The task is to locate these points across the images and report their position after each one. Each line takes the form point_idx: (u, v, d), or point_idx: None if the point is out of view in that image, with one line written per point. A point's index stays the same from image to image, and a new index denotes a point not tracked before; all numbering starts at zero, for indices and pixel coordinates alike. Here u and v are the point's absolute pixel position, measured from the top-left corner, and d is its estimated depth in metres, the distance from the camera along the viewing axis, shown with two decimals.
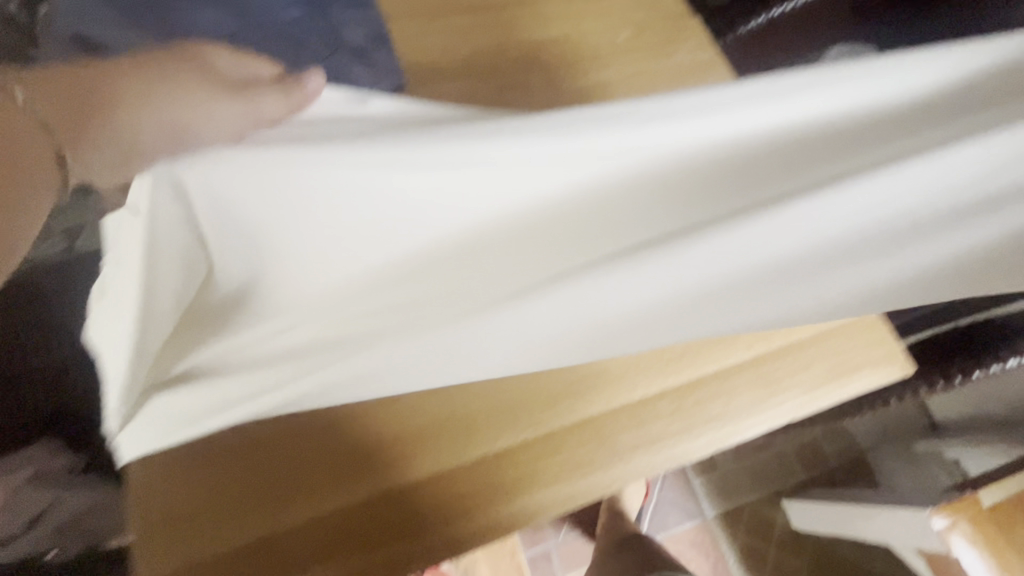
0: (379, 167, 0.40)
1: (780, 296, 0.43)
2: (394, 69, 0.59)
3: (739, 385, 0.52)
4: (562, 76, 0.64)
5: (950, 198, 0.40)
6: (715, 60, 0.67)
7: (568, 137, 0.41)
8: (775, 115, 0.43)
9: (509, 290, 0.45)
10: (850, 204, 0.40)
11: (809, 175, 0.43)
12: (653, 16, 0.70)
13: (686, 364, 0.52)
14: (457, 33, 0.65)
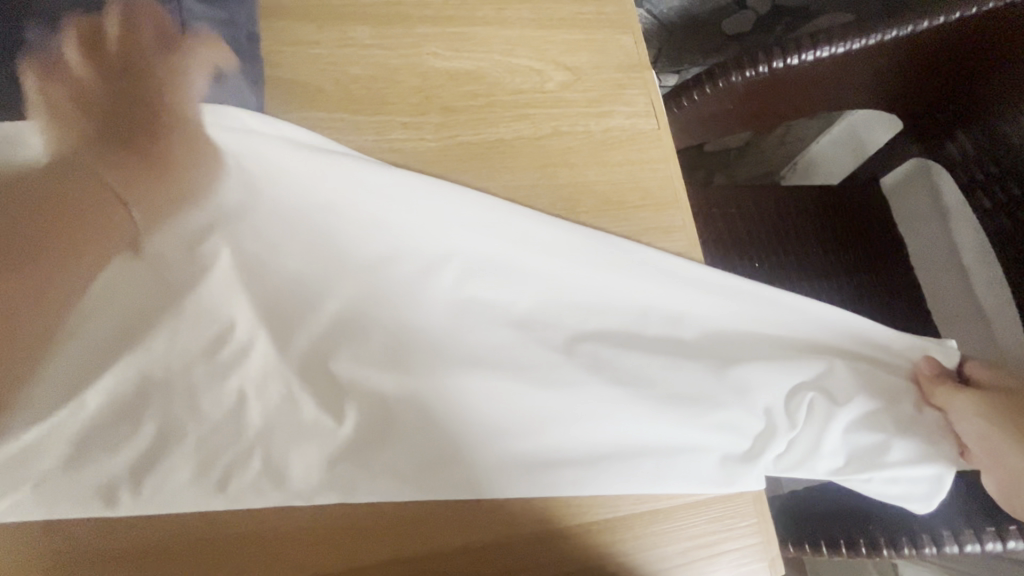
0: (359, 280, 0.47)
1: (591, 441, 0.45)
2: (241, 87, 0.48)
3: (574, 547, 0.45)
4: (465, 122, 0.52)
5: (774, 379, 0.47)
6: (659, 136, 0.55)
7: (498, 253, 0.48)
8: (769, 310, 0.50)
9: (454, 341, 0.46)
10: (732, 304, 0.49)
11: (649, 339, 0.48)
12: (606, 62, 0.57)
13: (522, 515, 0.45)
14: (353, 47, 0.53)
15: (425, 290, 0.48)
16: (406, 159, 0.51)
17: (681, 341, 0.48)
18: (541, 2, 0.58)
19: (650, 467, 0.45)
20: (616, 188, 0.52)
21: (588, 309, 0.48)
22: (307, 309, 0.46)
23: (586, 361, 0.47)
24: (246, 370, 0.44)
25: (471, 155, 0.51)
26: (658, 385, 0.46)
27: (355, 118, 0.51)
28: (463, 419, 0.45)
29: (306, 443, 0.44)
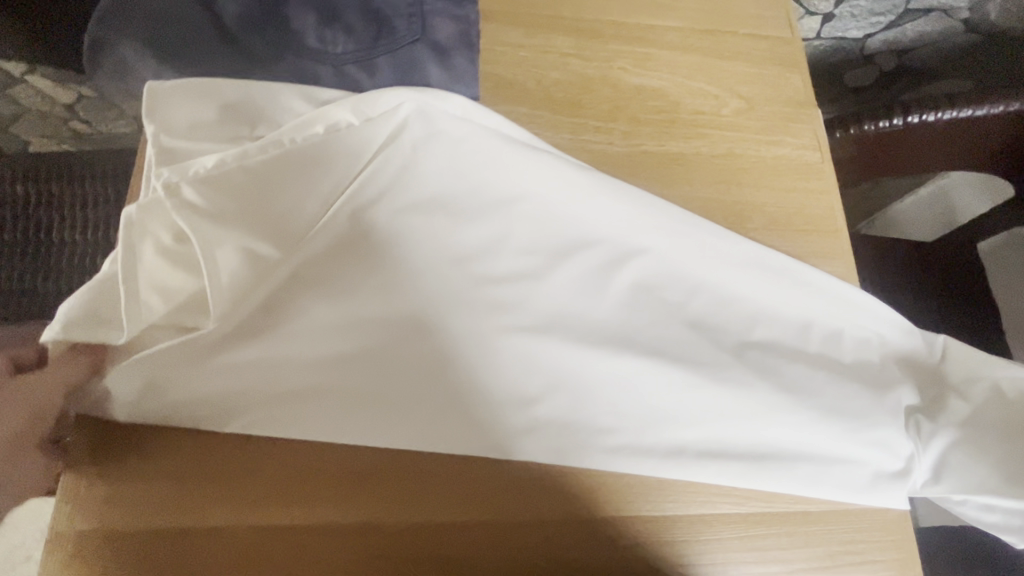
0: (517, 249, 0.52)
1: (718, 425, 0.48)
2: (472, 77, 0.54)
3: (726, 532, 0.47)
4: (649, 133, 0.57)
5: (893, 391, 0.50)
6: (822, 168, 0.59)
7: (644, 242, 0.53)
8: (896, 329, 0.52)
9: (596, 317, 0.51)
10: (859, 319, 0.52)
11: (776, 340, 0.51)
12: (776, 97, 0.61)
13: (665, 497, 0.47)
14: (554, 54, 0.59)
15: (575, 267, 0.52)
16: (595, 159, 0.56)
17: (839, 359, 0.51)
18: (720, 34, 0.63)
19: (808, 472, 0.48)
20: (779, 209, 0.56)
21: (721, 303, 0.52)
22: (469, 269, 0.51)
23: (751, 366, 0.50)
24: (412, 311, 0.49)
25: (650, 162, 0.56)
26: (817, 395, 0.49)
27: (552, 116, 0.57)
28: (599, 388, 0.49)
29: (458, 387, 0.48)
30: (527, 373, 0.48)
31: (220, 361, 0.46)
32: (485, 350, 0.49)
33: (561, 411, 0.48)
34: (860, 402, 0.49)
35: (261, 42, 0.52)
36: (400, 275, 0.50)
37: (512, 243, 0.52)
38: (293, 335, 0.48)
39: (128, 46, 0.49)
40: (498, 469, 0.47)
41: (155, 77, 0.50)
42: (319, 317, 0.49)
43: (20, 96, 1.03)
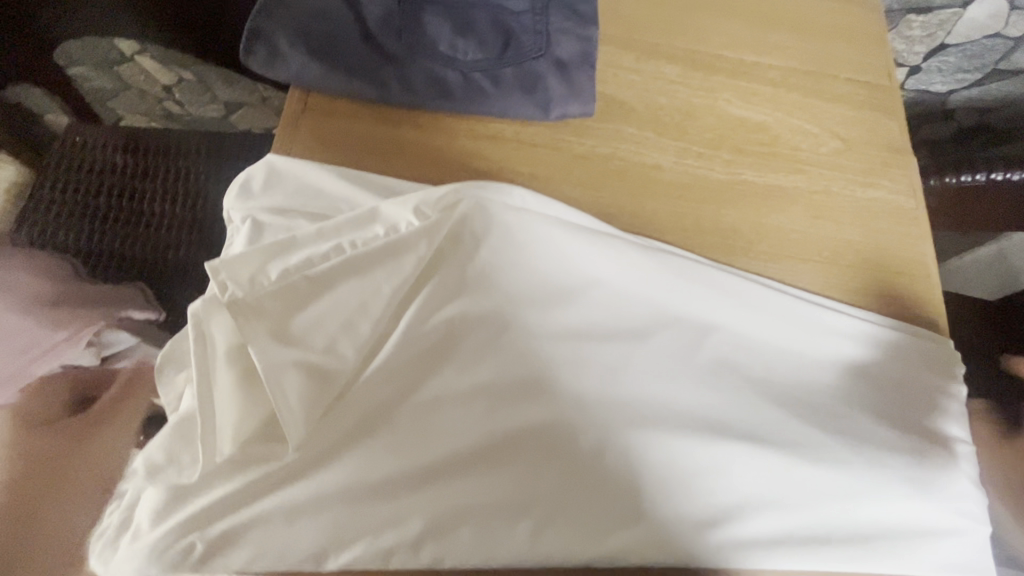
0: (609, 250, 0.52)
1: (800, 441, 0.48)
2: (590, 95, 0.57)
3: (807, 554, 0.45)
4: (749, 163, 0.59)
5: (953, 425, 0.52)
6: (916, 215, 0.60)
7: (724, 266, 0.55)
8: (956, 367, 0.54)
9: (682, 323, 0.51)
10: (923, 353, 0.54)
11: (851, 367, 0.52)
12: (874, 140, 0.63)
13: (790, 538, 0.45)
14: (663, 80, 0.62)
15: (665, 275, 0.52)
16: (697, 183, 0.58)
17: (927, 424, 0.51)
18: (822, 76, 0.65)
19: (903, 544, 0.47)
20: (871, 249, 0.58)
21: (802, 326, 0.53)
22: (561, 265, 0.51)
23: (849, 428, 0.49)
24: (504, 296, 0.49)
25: (749, 190, 0.58)
26: (915, 460, 0.49)
27: (658, 138, 0.59)
28: (682, 394, 0.49)
29: (543, 374, 0.47)
30: (633, 423, 0.46)
31: (314, 337, 0.46)
32: (588, 392, 0.47)
33: (646, 409, 0.47)
34: (954, 468, 0.49)
35: (399, 44, 0.55)
36: (496, 264, 0.49)
37: (605, 244, 0.52)
38: (392, 360, 0.47)
39: (281, 36, 0.53)
40: (578, 464, 0.45)
41: (302, 67, 0.53)
42: (422, 345, 0.47)
43: (126, 73, 1.10)
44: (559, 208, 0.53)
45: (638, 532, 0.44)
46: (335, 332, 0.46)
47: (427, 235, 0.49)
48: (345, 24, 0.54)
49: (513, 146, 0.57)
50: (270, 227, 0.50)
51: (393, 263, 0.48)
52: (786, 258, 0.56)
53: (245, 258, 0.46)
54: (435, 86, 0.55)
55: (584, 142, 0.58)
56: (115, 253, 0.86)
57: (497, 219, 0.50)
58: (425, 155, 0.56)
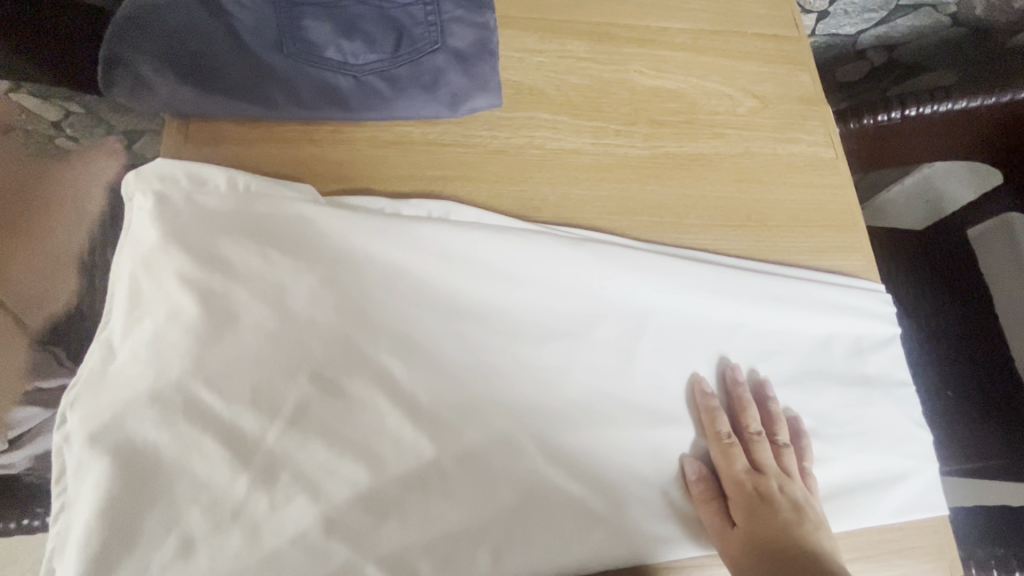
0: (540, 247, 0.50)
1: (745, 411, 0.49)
2: (494, 83, 0.54)
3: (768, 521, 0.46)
4: (669, 134, 0.58)
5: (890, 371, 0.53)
6: (836, 164, 0.60)
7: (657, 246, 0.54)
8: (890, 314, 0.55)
9: (622, 310, 0.51)
10: (861, 304, 0.54)
11: (790, 329, 0.53)
12: (788, 94, 0.62)
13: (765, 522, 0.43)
14: (572, 58, 0.59)
15: (600, 264, 0.51)
16: (618, 162, 0.56)
17: (860, 370, 0.53)
18: (730, 35, 0.64)
19: (858, 499, 0.48)
20: (797, 205, 0.58)
21: (743, 295, 0.52)
22: (492, 274, 0.50)
23: (784, 392, 0.51)
24: (434, 316, 0.48)
25: (671, 162, 0.57)
26: (846, 411, 0.51)
27: (573, 120, 0.57)
28: (627, 383, 0.49)
29: (486, 387, 0.46)
30: (575, 421, 0.46)
31: (235, 377, 0.43)
32: (529, 398, 0.47)
33: (592, 404, 0.48)
34: (885, 410, 0.51)
35: (280, 55, 0.51)
36: (422, 285, 0.48)
37: (536, 242, 0.50)
38: (323, 396, 0.44)
39: (141, 62, 0.48)
40: (531, 473, 0.45)
41: (173, 93, 0.49)
42: (352, 377, 0.45)
43: (4, 114, 1.00)
44: (475, 212, 0.52)
45: (594, 530, 0.44)
46: (259, 373, 0.43)
47: (347, 263, 0.47)
48: (215, 39, 0.49)
49: (422, 149, 0.54)
50: (158, 260, 0.44)
51: (308, 285, 0.46)
52: (717, 227, 0.56)
53: (138, 309, 0.44)
54: (327, 96, 0.51)
55: (497, 134, 0.55)
56: None
57: (418, 238, 0.49)
58: (328, 171, 0.52)
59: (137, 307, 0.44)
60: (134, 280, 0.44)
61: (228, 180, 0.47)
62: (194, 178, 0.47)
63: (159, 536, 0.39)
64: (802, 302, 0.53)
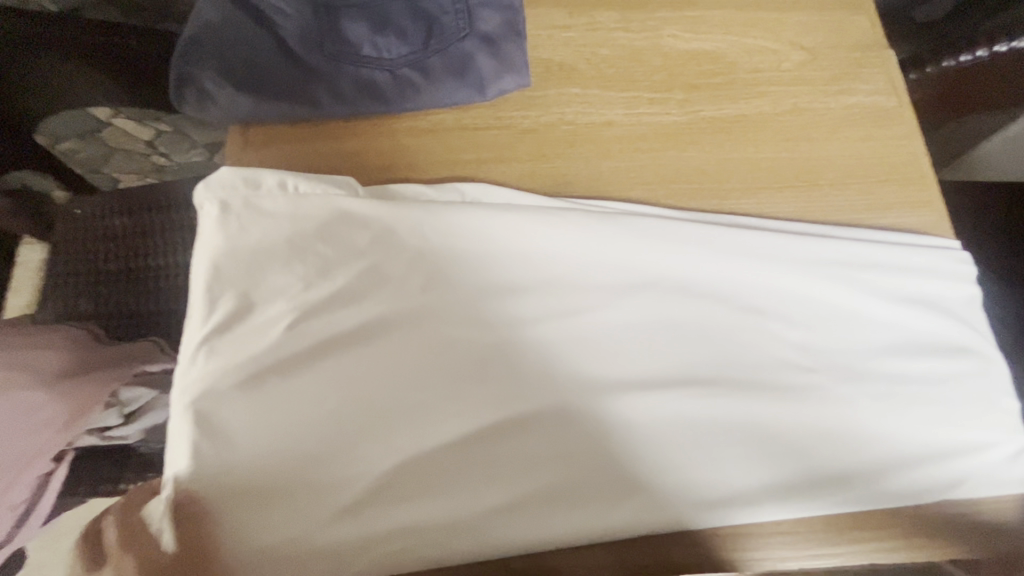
0: (568, 224, 0.51)
1: (784, 379, 0.48)
2: (522, 63, 0.54)
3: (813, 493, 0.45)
4: (707, 98, 0.56)
5: (963, 334, 0.49)
6: (900, 113, 0.55)
7: (692, 215, 0.52)
8: (963, 271, 0.50)
9: (651, 279, 0.50)
10: (924, 262, 0.50)
11: (844, 292, 0.49)
12: (841, 43, 0.58)
13: None
14: (602, 30, 0.58)
15: (630, 237, 0.51)
16: (653, 131, 0.55)
17: (930, 336, 0.48)
18: None
19: (917, 469, 0.45)
20: (853, 162, 0.54)
21: (784, 261, 0.50)
22: (520, 251, 0.51)
23: (841, 361, 0.48)
24: (466, 294, 0.50)
25: (710, 127, 0.55)
26: (915, 382, 0.47)
27: (605, 92, 0.56)
28: (659, 352, 0.49)
29: (517, 360, 0.49)
30: (614, 395, 0.47)
31: (291, 353, 0.48)
32: (568, 372, 0.48)
33: (622, 373, 0.48)
34: (961, 380, 0.47)
35: (322, 58, 0.55)
36: (455, 265, 0.51)
37: (563, 219, 0.51)
38: (367, 368, 0.48)
39: (206, 78, 0.53)
40: (559, 437, 0.47)
41: (233, 103, 0.54)
42: (391, 350, 0.49)
43: (108, 138, 1.13)
44: (507, 192, 0.53)
45: (634, 499, 0.45)
46: (309, 350, 0.48)
47: (384, 247, 0.51)
48: (265, 50, 0.54)
49: (457, 134, 0.55)
50: (223, 253, 0.50)
51: (348, 266, 0.50)
52: (762, 190, 0.53)
53: (216, 301, 0.49)
54: (366, 92, 0.55)
55: (529, 114, 0.56)
56: (126, 313, 0.89)
57: (450, 221, 0.51)
58: (371, 162, 0.55)
59: (214, 299, 0.49)
60: (208, 275, 0.49)
61: (279, 181, 0.52)
62: (251, 183, 0.52)
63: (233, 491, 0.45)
64: (859, 266, 0.50)
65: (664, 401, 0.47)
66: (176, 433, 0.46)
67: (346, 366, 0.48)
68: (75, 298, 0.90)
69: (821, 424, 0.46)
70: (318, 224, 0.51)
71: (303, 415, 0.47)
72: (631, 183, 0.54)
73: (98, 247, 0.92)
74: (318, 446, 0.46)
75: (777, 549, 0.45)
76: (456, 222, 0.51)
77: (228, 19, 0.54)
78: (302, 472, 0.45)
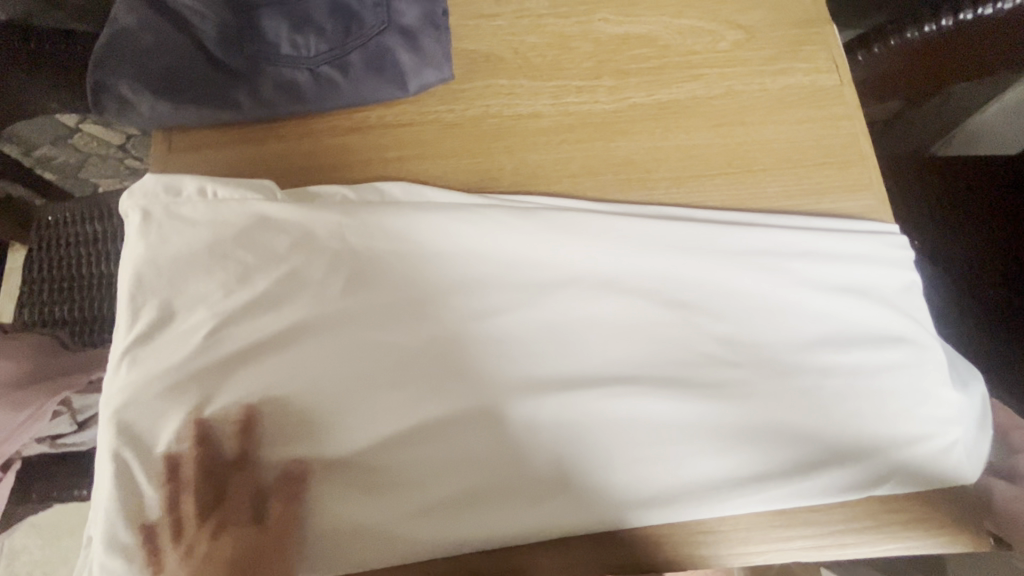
0: (492, 222, 0.50)
1: (712, 373, 0.46)
2: (443, 56, 0.53)
3: (740, 493, 0.43)
4: (638, 84, 0.54)
5: (903, 322, 0.46)
6: (840, 92, 0.53)
7: (619, 208, 0.50)
8: (903, 257, 0.48)
9: (577, 275, 0.49)
10: (861, 249, 0.48)
11: (776, 280, 0.47)
12: (781, 20, 0.55)
13: None
14: (530, 17, 0.56)
15: (555, 232, 0.49)
16: (580, 121, 0.53)
17: (866, 327, 0.47)
18: None
19: (853, 466, 0.43)
20: (790, 146, 0.52)
21: (711, 252, 0.48)
22: (444, 250, 0.50)
23: (772, 356, 0.46)
24: (390, 295, 0.49)
25: (641, 114, 0.53)
26: (850, 376, 0.45)
27: (532, 83, 0.54)
28: (585, 350, 0.48)
29: (442, 360, 0.48)
30: (538, 395, 0.46)
31: (212, 360, 0.47)
32: (493, 372, 0.47)
33: (548, 373, 0.47)
34: (899, 372, 0.45)
35: (240, 59, 0.53)
36: (379, 266, 0.50)
37: (486, 216, 0.50)
38: (289, 372, 0.48)
39: (122, 84, 0.52)
40: (483, 439, 0.46)
41: (152, 109, 0.53)
42: (313, 354, 0.48)
43: (80, 144, 1.13)
44: (430, 190, 0.52)
45: (560, 496, 0.44)
46: (230, 357, 0.48)
47: (305, 250, 0.50)
48: (181, 53, 0.53)
49: (382, 132, 0.54)
50: (142, 261, 0.49)
51: (269, 271, 0.49)
52: (693, 178, 0.51)
53: (138, 311, 0.48)
54: (286, 93, 0.53)
55: (454, 107, 0.54)
56: (91, 318, 0.90)
57: (372, 222, 0.50)
58: (295, 164, 0.54)
59: (137, 310, 0.48)
60: (129, 284, 0.49)
61: (200, 187, 0.51)
62: (172, 190, 0.51)
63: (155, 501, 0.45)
64: (790, 256, 0.48)
65: (589, 401, 0.46)
66: (100, 445, 0.46)
67: (269, 371, 0.48)
68: (43, 305, 0.91)
69: (751, 420, 0.45)
70: (238, 230, 0.50)
71: (225, 422, 0.46)
72: (558, 177, 0.52)
73: (64, 254, 0.93)
74: (242, 452, 0.46)
75: (703, 547, 0.44)
76: (376, 223, 0.50)
77: (142, 23, 0.53)
78: (225, 478, 0.45)
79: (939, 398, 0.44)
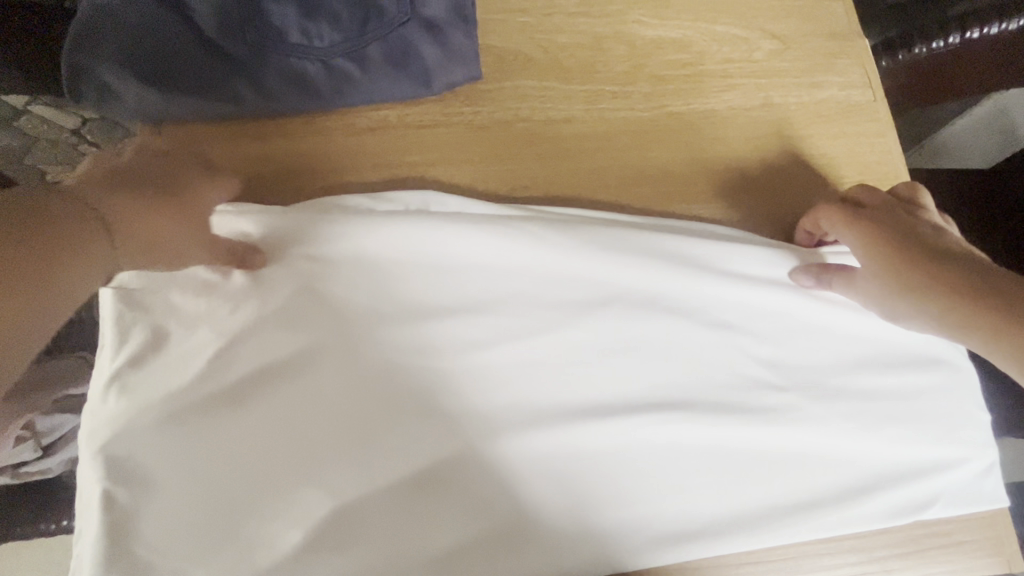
0: (522, 234, 0.46)
1: (755, 397, 0.44)
2: (471, 54, 0.49)
3: (785, 521, 0.42)
4: (674, 92, 0.52)
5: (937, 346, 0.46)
6: (874, 108, 0.52)
7: (655, 223, 0.48)
8: None
9: (612, 293, 0.46)
10: None
11: (816, 301, 0.46)
12: (816, 31, 0.54)
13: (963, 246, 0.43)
14: (560, 15, 0.53)
15: (590, 246, 0.46)
16: (615, 128, 0.51)
17: (902, 349, 0.46)
18: None
19: (894, 492, 0.43)
20: (825, 161, 0.51)
21: (750, 271, 0.47)
22: (471, 264, 0.46)
23: (812, 377, 0.45)
24: (413, 312, 0.45)
25: (676, 124, 0.51)
26: (891, 401, 0.45)
27: (564, 85, 0.51)
28: (622, 372, 0.45)
29: (471, 385, 0.44)
30: (579, 422, 0.43)
31: (215, 387, 0.42)
32: (528, 396, 0.44)
33: (584, 398, 0.44)
34: (934, 395, 0.45)
35: (238, 46, 0.47)
36: (399, 282, 0.45)
37: (518, 228, 0.46)
38: (301, 399, 0.43)
39: (105, 69, 0.46)
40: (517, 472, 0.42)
41: (140, 98, 0.47)
42: (327, 378, 0.43)
43: (27, 126, 1.03)
44: (456, 199, 0.48)
45: (606, 530, 0.41)
46: (235, 383, 0.43)
47: (317, 263, 0.45)
48: (171, 36, 0.46)
49: (401, 132, 0.50)
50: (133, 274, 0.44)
51: (277, 285, 0.44)
52: (730, 192, 0.50)
53: (128, 331, 0.43)
54: (295, 86, 0.48)
55: (480, 108, 0.51)
56: None
57: (392, 231, 0.45)
58: (304, 164, 0.49)
59: (127, 330, 0.43)
60: (118, 301, 0.43)
61: None
62: None
63: (147, 549, 0.39)
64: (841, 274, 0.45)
65: (631, 429, 0.43)
66: (84, 484, 0.41)
67: (277, 398, 0.43)
68: None
69: (795, 446, 0.44)
70: (241, 239, 0.45)
71: (227, 457, 0.41)
72: (591, 187, 0.50)
73: None
74: (247, 491, 0.40)
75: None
76: (398, 233, 0.45)
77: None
78: (230, 521, 0.40)
79: (966, 422, 0.45)
